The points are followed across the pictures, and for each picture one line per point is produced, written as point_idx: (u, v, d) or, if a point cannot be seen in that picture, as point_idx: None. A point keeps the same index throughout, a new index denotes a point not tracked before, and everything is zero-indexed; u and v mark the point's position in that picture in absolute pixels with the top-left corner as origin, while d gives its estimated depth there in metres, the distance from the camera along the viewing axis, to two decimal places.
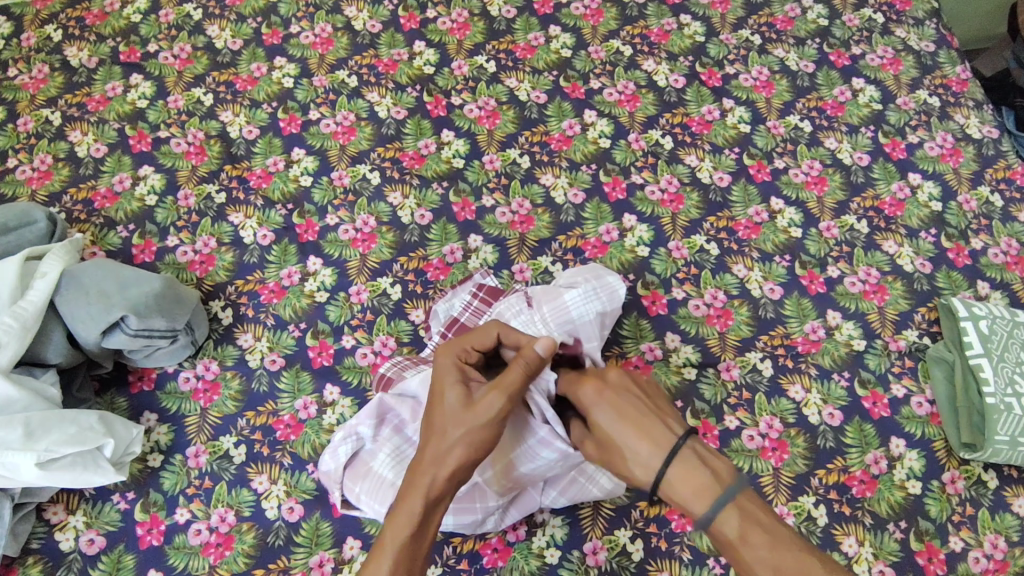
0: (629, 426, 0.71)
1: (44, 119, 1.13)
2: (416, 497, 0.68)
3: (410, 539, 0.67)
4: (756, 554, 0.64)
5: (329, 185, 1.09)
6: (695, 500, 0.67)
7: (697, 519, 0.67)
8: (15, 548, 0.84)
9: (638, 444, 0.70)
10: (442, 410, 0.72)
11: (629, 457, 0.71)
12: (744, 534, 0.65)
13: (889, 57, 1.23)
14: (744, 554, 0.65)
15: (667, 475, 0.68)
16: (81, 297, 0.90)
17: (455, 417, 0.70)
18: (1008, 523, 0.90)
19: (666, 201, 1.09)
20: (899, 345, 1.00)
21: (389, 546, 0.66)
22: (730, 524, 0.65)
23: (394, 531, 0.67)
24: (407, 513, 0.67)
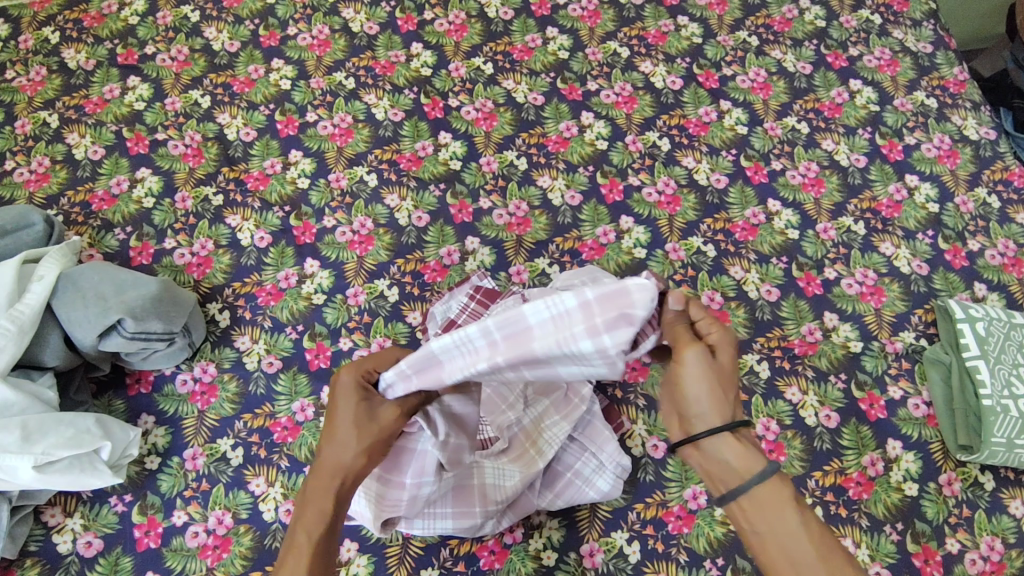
0: (733, 373, 0.64)
1: (42, 121, 1.13)
2: (326, 498, 0.64)
3: (322, 539, 0.63)
4: (805, 523, 0.59)
5: (326, 187, 1.09)
6: (765, 457, 0.61)
7: (756, 472, 0.60)
8: (13, 551, 0.84)
9: (735, 391, 0.64)
10: (342, 416, 0.67)
11: (720, 390, 0.62)
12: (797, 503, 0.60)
13: (886, 58, 1.23)
14: (796, 519, 0.59)
15: (746, 430, 0.62)
16: (78, 300, 0.90)
17: (357, 423, 0.66)
18: (1005, 524, 0.90)
19: (663, 203, 1.09)
20: (896, 347, 1.00)
21: (305, 546, 0.62)
22: (790, 491, 0.61)
23: (306, 532, 0.63)
24: (315, 518, 0.63)
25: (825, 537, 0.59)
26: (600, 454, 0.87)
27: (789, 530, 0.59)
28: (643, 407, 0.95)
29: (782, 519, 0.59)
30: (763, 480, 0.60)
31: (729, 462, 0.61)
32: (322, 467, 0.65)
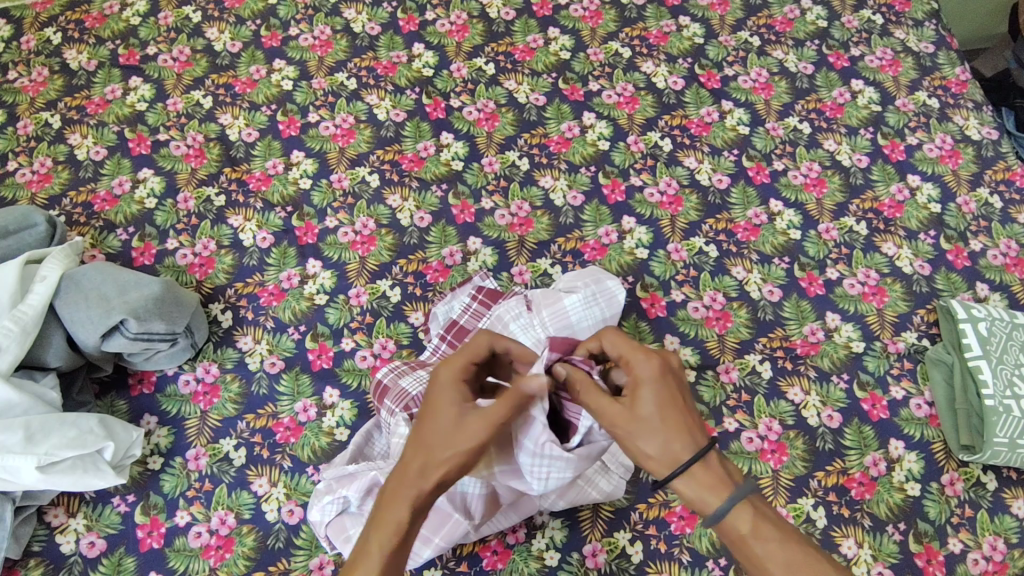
0: (660, 411, 0.68)
1: (44, 122, 1.14)
2: (403, 506, 0.65)
3: (393, 550, 0.64)
4: (766, 550, 0.65)
5: (328, 187, 1.09)
6: (716, 494, 0.66)
7: (712, 510, 0.66)
8: (16, 551, 0.84)
9: (666, 425, 0.68)
10: (431, 428, 0.69)
11: (648, 435, 0.68)
12: (758, 529, 0.66)
13: (888, 58, 1.23)
14: (756, 550, 0.65)
15: (691, 465, 0.67)
16: (80, 300, 0.90)
17: (447, 432, 0.68)
18: (1007, 524, 0.90)
19: (665, 204, 1.09)
20: (898, 347, 1.00)
21: (374, 553, 0.64)
22: (745, 518, 0.66)
23: (380, 537, 0.64)
24: (393, 523, 0.65)
25: (791, 553, 0.65)
26: (604, 455, 0.87)
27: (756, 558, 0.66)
28: None
29: (745, 549, 0.66)
30: (716, 520, 0.66)
31: (690, 503, 0.68)
32: (408, 472, 0.67)
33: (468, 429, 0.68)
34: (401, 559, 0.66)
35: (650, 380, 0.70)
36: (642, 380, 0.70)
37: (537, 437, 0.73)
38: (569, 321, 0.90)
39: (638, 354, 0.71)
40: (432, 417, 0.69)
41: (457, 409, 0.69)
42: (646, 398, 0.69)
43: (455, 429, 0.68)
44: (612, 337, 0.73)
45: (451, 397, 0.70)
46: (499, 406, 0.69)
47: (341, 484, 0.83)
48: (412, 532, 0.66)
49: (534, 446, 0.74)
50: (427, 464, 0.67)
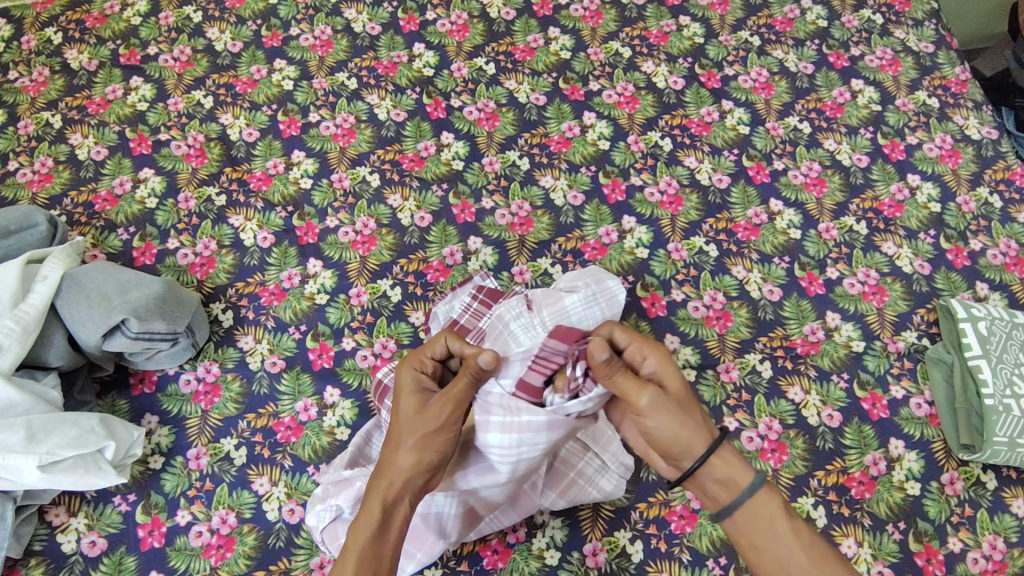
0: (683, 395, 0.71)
1: (45, 122, 1.14)
2: (375, 501, 0.68)
3: (370, 543, 0.67)
4: (792, 531, 0.68)
5: (329, 187, 1.09)
6: (750, 470, 0.70)
7: (748, 487, 0.69)
8: (17, 550, 0.84)
9: (693, 407, 0.71)
10: (399, 421, 0.73)
11: (679, 420, 0.69)
12: (784, 511, 0.69)
13: (888, 58, 1.23)
14: (785, 528, 0.68)
15: (726, 444, 0.70)
16: (82, 300, 0.90)
17: (408, 421, 0.71)
18: (1007, 523, 0.90)
19: (665, 203, 1.09)
20: (898, 346, 1.00)
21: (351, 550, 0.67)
22: (775, 500, 0.69)
23: (355, 534, 0.68)
24: (366, 519, 0.68)
25: (808, 537, 0.69)
26: (604, 454, 0.87)
27: (781, 538, 0.68)
28: None
29: (772, 528, 0.68)
30: (754, 493, 0.69)
31: (720, 479, 0.69)
32: (381, 468, 0.71)
33: (426, 413, 0.71)
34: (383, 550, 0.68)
35: (671, 366, 0.72)
36: (662, 367, 0.72)
37: (502, 409, 0.75)
38: (569, 320, 0.89)
39: (654, 344, 0.74)
40: (396, 415, 0.73)
41: (415, 401, 0.73)
42: (671, 384, 0.72)
43: (416, 416, 0.72)
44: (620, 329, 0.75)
45: (411, 391, 0.74)
46: (455, 389, 0.72)
47: (335, 491, 0.83)
48: (388, 525, 0.69)
49: (502, 419, 0.75)
50: (396, 457, 0.70)
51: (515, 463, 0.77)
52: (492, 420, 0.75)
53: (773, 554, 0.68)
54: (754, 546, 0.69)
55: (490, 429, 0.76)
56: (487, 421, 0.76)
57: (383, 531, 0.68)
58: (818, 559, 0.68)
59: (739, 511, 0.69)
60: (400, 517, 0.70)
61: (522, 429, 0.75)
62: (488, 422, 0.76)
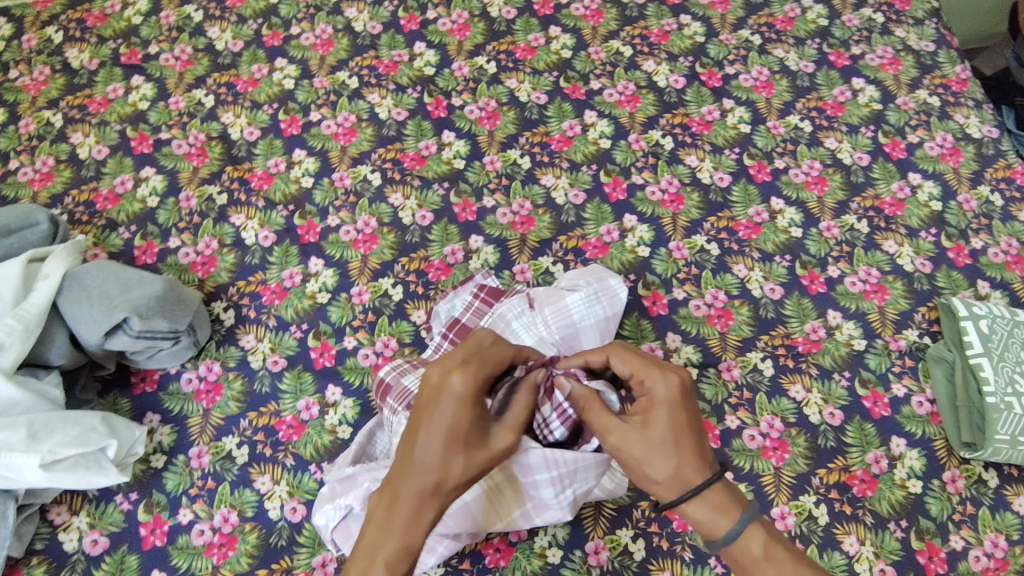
0: (665, 439, 0.66)
1: (46, 121, 1.14)
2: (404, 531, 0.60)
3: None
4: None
5: (330, 186, 1.09)
6: (727, 518, 0.66)
7: (723, 533, 0.66)
8: (19, 549, 0.84)
9: (674, 451, 0.66)
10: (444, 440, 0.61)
11: (646, 464, 0.66)
12: (772, 556, 0.66)
13: (889, 57, 1.23)
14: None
15: (706, 491, 0.66)
16: (83, 299, 0.90)
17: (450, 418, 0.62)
18: (1008, 521, 0.90)
19: (666, 202, 1.09)
20: (899, 344, 1.00)
21: None
22: (759, 545, 0.66)
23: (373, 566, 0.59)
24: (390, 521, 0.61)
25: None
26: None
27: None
28: None
29: (754, 573, 0.66)
30: (730, 541, 0.66)
31: (699, 526, 0.67)
32: (411, 461, 0.62)
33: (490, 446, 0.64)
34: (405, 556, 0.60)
35: (661, 404, 0.67)
36: (651, 405, 0.67)
37: (541, 464, 0.78)
38: (571, 319, 0.90)
39: (653, 372, 0.68)
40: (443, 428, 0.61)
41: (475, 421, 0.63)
42: (656, 422, 0.66)
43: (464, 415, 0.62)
44: (618, 355, 0.71)
45: (470, 406, 0.62)
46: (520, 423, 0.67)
47: (342, 492, 0.83)
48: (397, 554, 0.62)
49: (549, 473, 0.78)
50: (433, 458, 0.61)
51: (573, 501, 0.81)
52: (538, 478, 0.79)
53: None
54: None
55: (546, 489, 0.79)
56: (534, 481, 0.79)
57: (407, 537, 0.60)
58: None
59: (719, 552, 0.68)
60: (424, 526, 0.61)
61: (572, 474, 0.79)
62: (539, 484, 0.79)
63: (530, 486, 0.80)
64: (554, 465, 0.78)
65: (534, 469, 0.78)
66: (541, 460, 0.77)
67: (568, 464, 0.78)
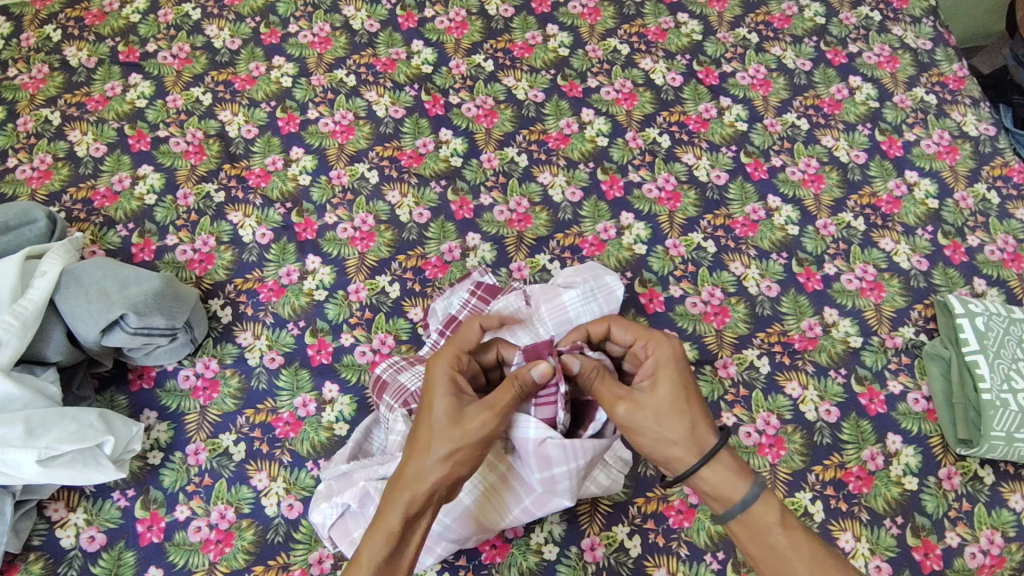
0: (673, 400, 0.70)
1: (44, 119, 1.14)
2: (395, 513, 0.67)
3: (388, 556, 0.66)
4: (790, 541, 0.67)
5: (327, 184, 1.10)
6: (743, 480, 0.68)
7: (742, 497, 0.68)
8: (16, 545, 0.84)
9: (686, 410, 0.70)
10: (429, 424, 0.70)
11: (661, 426, 0.69)
12: (781, 517, 0.68)
13: (886, 55, 1.24)
14: (780, 541, 0.67)
15: (718, 454, 0.69)
16: (80, 295, 0.90)
17: (444, 425, 0.69)
18: (1004, 518, 0.90)
19: (663, 199, 1.10)
20: (895, 342, 1.00)
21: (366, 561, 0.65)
22: (771, 510, 0.68)
23: (371, 545, 0.66)
24: (387, 525, 0.66)
25: (807, 545, 0.67)
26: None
27: (777, 549, 0.67)
28: None
29: (768, 540, 0.67)
30: (746, 507, 0.67)
31: (712, 492, 0.69)
32: (415, 446, 0.69)
33: (466, 424, 0.69)
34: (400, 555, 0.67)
35: (667, 365, 0.72)
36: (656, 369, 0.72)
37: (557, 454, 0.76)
38: (567, 316, 0.90)
39: (653, 339, 0.74)
40: (428, 414, 0.70)
41: (451, 403, 0.70)
42: (664, 384, 0.71)
43: (455, 424, 0.69)
44: (618, 328, 0.77)
45: (446, 390, 0.71)
46: (500, 402, 0.70)
47: (338, 490, 0.83)
48: (406, 537, 0.67)
49: (566, 465, 0.77)
50: (427, 463, 0.68)
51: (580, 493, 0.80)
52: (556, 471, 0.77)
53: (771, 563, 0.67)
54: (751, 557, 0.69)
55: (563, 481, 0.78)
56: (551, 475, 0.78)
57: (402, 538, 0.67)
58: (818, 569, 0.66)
59: (731, 523, 0.69)
60: (419, 528, 0.68)
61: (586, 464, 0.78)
62: (556, 478, 0.78)
63: (546, 479, 0.78)
64: (572, 456, 0.76)
65: (551, 463, 0.77)
66: (562, 451, 0.76)
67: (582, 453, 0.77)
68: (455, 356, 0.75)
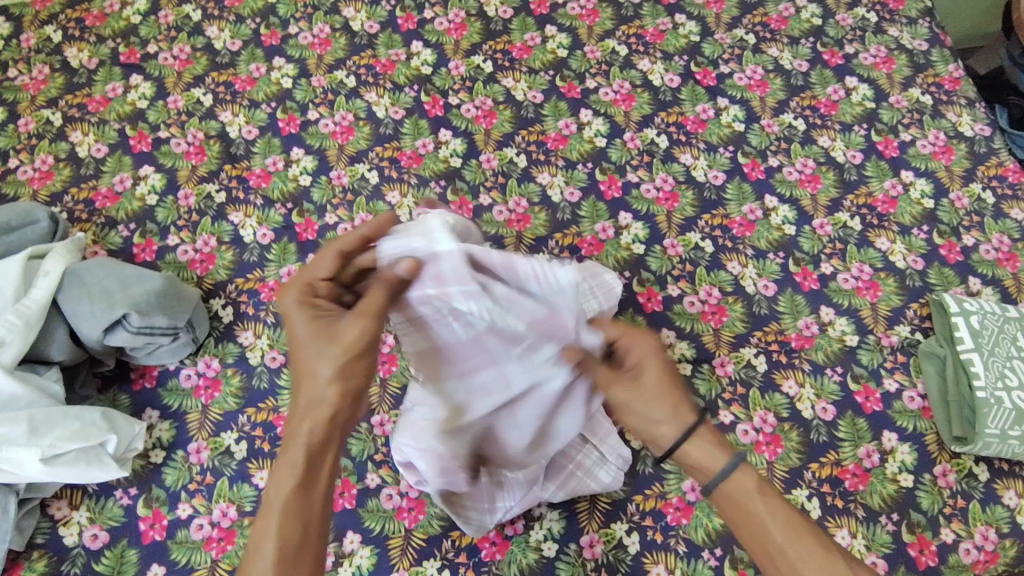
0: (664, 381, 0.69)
1: (45, 120, 1.14)
2: (297, 448, 0.63)
3: (293, 496, 0.62)
4: (767, 509, 0.64)
5: (328, 184, 1.10)
6: (723, 452, 0.66)
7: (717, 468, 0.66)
8: (20, 543, 0.85)
9: (670, 398, 0.68)
10: (298, 348, 0.65)
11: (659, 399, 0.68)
12: (760, 494, 0.65)
13: (882, 56, 1.24)
14: (757, 507, 0.64)
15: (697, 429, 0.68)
16: (84, 296, 0.91)
17: (314, 342, 0.64)
18: (999, 515, 0.91)
19: (661, 200, 1.10)
20: (891, 340, 1.01)
21: (276, 503, 0.62)
22: (750, 478, 0.65)
23: (277, 490, 0.63)
24: (292, 467, 0.63)
25: (800, 534, 0.63)
26: (602, 447, 0.89)
27: (753, 522, 0.64)
28: None
29: (746, 507, 0.65)
30: (726, 476, 0.65)
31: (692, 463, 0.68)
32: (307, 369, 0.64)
33: (338, 333, 0.64)
34: (312, 507, 0.63)
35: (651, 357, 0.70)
36: (640, 355, 0.70)
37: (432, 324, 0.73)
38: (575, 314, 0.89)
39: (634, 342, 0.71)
40: (294, 337, 0.66)
41: (318, 323, 0.65)
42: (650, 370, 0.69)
43: (324, 340, 0.64)
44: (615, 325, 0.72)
45: (305, 316, 0.66)
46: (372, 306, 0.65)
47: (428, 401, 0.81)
48: (316, 469, 0.64)
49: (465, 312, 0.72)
50: (320, 385, 0.63)
51: (573, 482, 0.88)
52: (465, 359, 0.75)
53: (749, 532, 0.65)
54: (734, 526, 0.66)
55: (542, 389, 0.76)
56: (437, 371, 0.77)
57: (311, 475, 0.64)
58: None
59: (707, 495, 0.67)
60: (330, 450, 0.65)
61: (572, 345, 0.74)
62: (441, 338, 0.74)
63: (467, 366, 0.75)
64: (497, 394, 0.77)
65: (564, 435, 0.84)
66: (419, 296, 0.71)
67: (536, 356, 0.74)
68: (304, 283, 0.69)
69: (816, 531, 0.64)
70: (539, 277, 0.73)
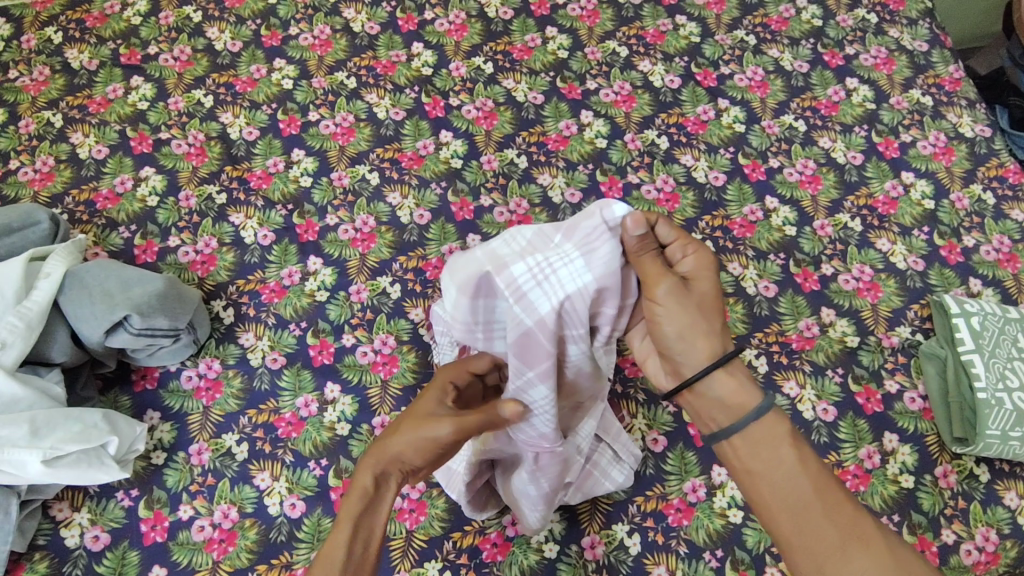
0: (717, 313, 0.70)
1: (46, 121, 1.14)
2: (368, 471, 0.69)
3: (358, 513, 0.68)
4: (797, 457, 0.66)
5: (329, 185, 1.10)
6: (755, 391, 0.68)
7: (752, 407, 0.67)
8: (22, 544, 0.85)
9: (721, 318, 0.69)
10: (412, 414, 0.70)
11: (692, 314, 0.68)
12: (788, 440, 0.67)
13: (882, 57, 1.24)
14: (787, 451, 0.66)
15: (735, 366, 0.69)
16: (85, 297, 0.91)
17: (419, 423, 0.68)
18: (999, 515, 0.91)
19: (662, 201, 1.11)
20: (892, 341, 1.01)
21: (344, 521, 0.67)
22: (780, 424, 0.67)
23: (348, 505, 0.68)
24: (360, 487, 0.68)
25: (826, 489, 0.65)
26: (616, 445, 0.87)
27: (782, 469, 0.66)
28: (643, 401, 0.96)
29: (774, 451, 0.66)
30: (760, 414, 0.67)
31: (725, 400, 0.68)
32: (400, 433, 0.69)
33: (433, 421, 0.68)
34: (372, 523, 0.69)
35: (705, 273, 0.70)
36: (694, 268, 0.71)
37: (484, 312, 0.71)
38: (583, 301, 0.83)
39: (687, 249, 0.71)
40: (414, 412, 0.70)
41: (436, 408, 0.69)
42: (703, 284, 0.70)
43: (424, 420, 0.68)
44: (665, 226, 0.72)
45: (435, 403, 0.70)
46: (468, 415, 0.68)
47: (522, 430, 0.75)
48: (379, 497, 0.69)
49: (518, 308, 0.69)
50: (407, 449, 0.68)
51: (593, 487, 0.87)
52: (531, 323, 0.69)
53: (766, 481, 0.66)
54: (750, 474, 0.67)
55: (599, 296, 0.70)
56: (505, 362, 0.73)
57: (374, 502, 0.69)
58: (846, 529, 0.63)
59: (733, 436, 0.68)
60: (393, 483, 0.71)
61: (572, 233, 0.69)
62: (493, 336, 0.74)
63: (538, 327, 0.69)
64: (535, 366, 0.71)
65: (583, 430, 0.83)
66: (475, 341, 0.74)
67: (570, 274, 0.68)
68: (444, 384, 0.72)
69: (839, 488, 0.65)
70: (507, 240, 0.70)
